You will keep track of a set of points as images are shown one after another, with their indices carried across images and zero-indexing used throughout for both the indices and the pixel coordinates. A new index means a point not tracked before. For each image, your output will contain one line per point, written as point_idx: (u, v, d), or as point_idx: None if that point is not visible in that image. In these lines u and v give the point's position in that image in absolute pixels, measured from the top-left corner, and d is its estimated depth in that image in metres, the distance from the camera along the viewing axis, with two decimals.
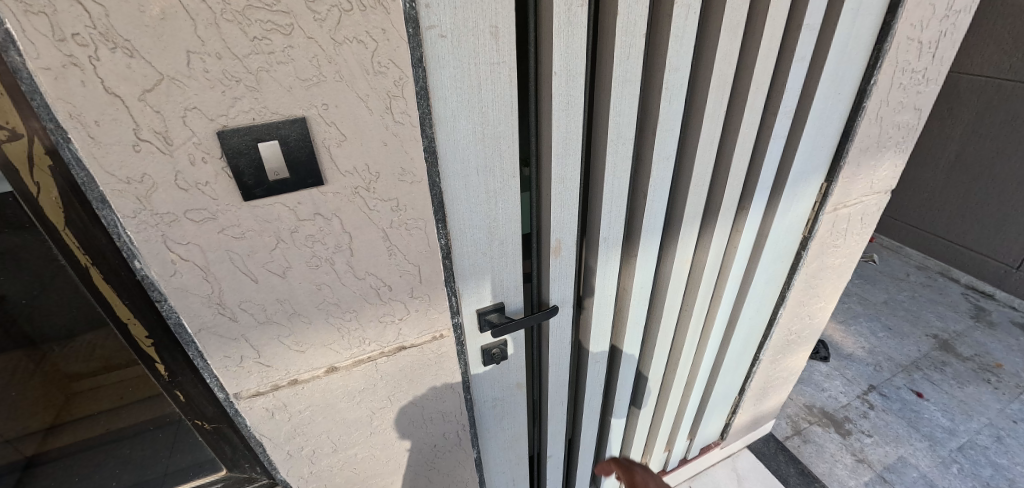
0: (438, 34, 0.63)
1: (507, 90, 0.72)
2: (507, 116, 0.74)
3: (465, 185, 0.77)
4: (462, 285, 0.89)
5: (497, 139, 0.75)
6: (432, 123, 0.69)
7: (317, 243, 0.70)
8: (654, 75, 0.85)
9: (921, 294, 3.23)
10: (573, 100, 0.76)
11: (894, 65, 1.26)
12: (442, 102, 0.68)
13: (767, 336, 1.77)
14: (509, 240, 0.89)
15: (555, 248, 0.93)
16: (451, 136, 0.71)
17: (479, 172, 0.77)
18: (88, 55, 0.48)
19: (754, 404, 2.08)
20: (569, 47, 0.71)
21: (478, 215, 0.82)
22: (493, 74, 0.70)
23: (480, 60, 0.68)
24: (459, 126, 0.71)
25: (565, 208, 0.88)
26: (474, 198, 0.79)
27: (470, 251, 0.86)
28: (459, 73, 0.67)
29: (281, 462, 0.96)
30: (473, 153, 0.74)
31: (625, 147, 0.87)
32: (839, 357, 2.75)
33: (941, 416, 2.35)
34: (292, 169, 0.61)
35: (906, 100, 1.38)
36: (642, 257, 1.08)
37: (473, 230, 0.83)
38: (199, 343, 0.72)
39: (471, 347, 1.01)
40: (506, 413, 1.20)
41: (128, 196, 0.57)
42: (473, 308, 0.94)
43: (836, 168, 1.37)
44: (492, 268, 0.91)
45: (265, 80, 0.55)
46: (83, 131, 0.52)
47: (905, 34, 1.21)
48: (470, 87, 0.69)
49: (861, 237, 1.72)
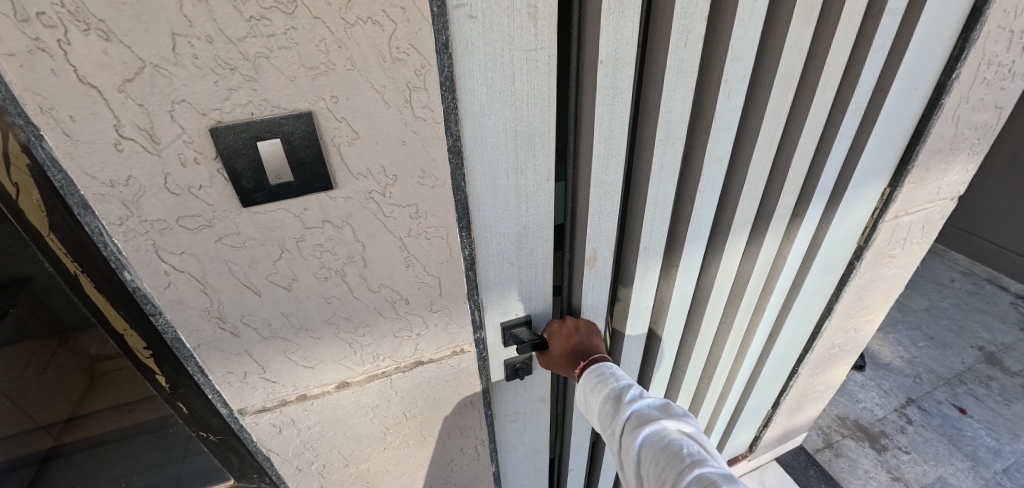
0: (467, 15, 0.53)
1: (545, 80, 0.61)
2: (544, 111, 0.64)
3: (493, 189, 0.67)
4: (487, 299, 0.80)
5: (531, 138, 0.65)
6: (458, 119, 0.59)
7: (327, 253, 0.62)
8: (713, 67, 0.74)
9: (967, 302, 3.00)
10: (619, 93, 0.65)
11: (980, 56, 1.10)
12: (470, 94, 0.58)
13: (807, 348, 1.64)
14: (539, 250, 0.79)
15: (591, 259, 0.83)
16: (479, 133, 0.61)
17: (509, 175, 0.67)
18: (57, 39, 0.41)
19: (786, 417, 1.95)
20: (618, 31, 0.60)
21: (507, 221, 0.72)
22: (529, 63, 0.59)
23: (514, 46, 0.57)
24: (487, 122, 0.61)
25: (603, 213, 0.78)
26: (503, 204, 0.70)
27: (497, 262, 0.77)
28: (490, 61, 0.57)
29: (290, 476, 0.91)
30: (503, 153, 0.65)
31: (674, 147, 0.76)
32: (876, 367, 2.57)
33: (986, 435, 2.18)
34: (297, 172, 0.53)
35: (987, 96, 1.22)
36: (684, 268, 0.98)
37: (500, 239, 0.74)
38: (199, 357, 0.66)
39: (493, 361, 0.92)
40: (528, 428, 1.12)
41: (113, 201, 0.50)
42: (497, 321, 0.85)
43: (903, 172, 1.23)
44: (520, 280, 0.82)
45: (265, 68, 0.47)
46: (58, 127, 0.45)
47: (997, 22, 1.05)
48: (502, 77, 0.59)
49: (919, 246, 1.56)
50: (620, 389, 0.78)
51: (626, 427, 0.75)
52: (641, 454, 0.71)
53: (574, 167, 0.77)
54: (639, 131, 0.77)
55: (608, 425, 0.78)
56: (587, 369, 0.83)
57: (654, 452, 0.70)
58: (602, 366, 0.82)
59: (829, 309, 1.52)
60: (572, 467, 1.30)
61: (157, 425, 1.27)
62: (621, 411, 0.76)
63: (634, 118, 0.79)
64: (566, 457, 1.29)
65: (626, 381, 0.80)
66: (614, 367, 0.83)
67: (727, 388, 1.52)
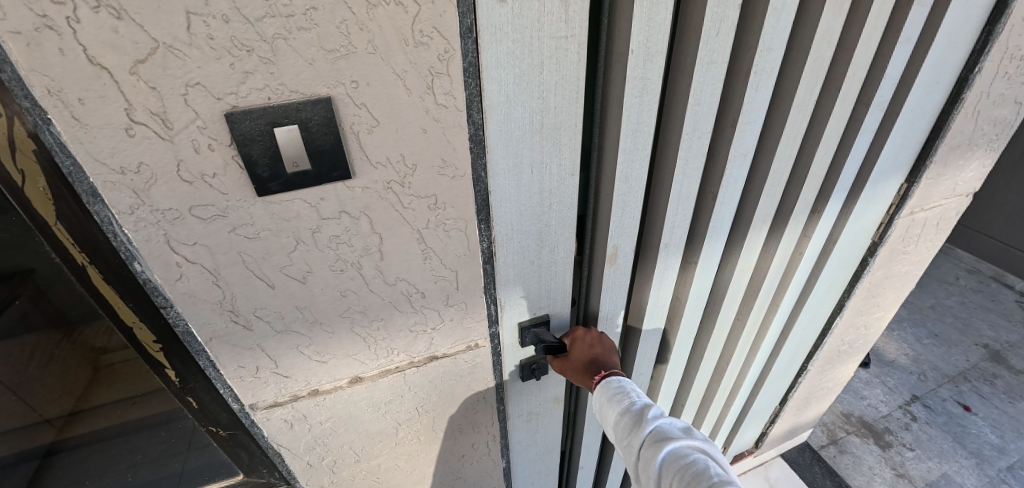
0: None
1: (574, 70, 0.59)
2: (572, 104, 0.61)
3: (516, 185, 0.65)
4: (505, 298, 0.78)
5: (558, 131, 0.63)
6: (482, 110, 0.56)
7: (343, 245, 0.60)
8: (740, 57, 0.71)
9: (972, 299, 2.98)
10: (648, 84, 0.63)
11: (1003, 50, 1.07)
12: (496, 84, 0.55)
13: (817, 345, 1.63)
14: (560, 248, 0.77)
15: (611, 256, 0.81)
16: (503, 126, 0.58)
17: (533, 170, 0.64)
18: (65, 16, 0.38)
19: (793, 414, 1.94)
20: (652, 18, 0.58)
21: (529, 219, 0.70)
22: (558, 51, 0.56)
23: (545, 33, 0.54)
24: (514, 114, 0.58)
25: (626, 210, 0.75)
26: (526, 201, 0.67)
27: (517, 261, 0.74)
28: (518, 48, 0.54)
29: (301, 471, 0.90)
30: (528, 147, 0.62)
31: (700, 141, 0.73)
32: (881, 364, 2.56)
33: (991, 433, 2.17)
34: (314, 160, 0.51)
35: (1008, 92, 1.19)
36: (703, 265, 0.96)
37: (522, 237, 0.71)
38: (210, 352, 0.64)
39: (508, 361, 0.90)
40: (540, 427, 1.10)
41: (124, 189, 0.48)
42: (514, 322, 0.83)
43: (920, 168, 1.21)
44: (539, 279, 0.79)
45: (282, 50, 0.45)
46: (66, 110, 0.42)
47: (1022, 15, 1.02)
48: (531, 66, 0.56)
49: (932, 243, 1.54)
50: (639, 404, 0.77)
51: (645, 443, 0.74)
52: (660, 472, 0.70)
53: (597, 161, 0.74)
54: (664, 125, 0.75)
55: (626, 442, 0.76)
56: (604, 380, 0.81)
57: (673, 471, 0.69)
58: (614, 381, 0.80)
59: (841, 307, 1.50)
60: (582, 465, 1.29)
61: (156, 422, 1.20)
62: (639, 425, 0.75)
63: (659, 111, 0.76)
64: (576, 455, 1.28)
65: (646, 400, 0.79)
66: (632, 385, 0.81)
67: (736, 385, 1.51)
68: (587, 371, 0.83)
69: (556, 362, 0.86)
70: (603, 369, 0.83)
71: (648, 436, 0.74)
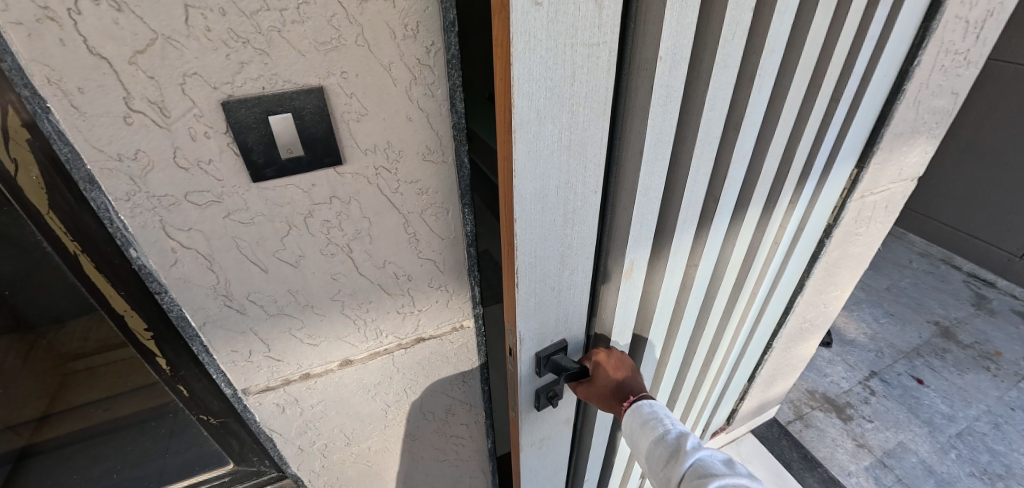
0: (533, 3, 0.46)
1: (603, 79, 0.56)
2: (599, 116, 0.59)
3: (541, 207, 0.62)
4: (526, 328, 0.75)
5: (585, 145, 0.60)
6: (512, 130, 0.53)
7: (334, 229, 0.63)
8: (746, 58, 0.73)
9: (923, 281, 3.15)
10: (671, 92, 0.62)
11: (940, 45, 1.18)
12: (527, 100, 0.52)
13: (782, 324, 1.72)
14: (580, 267, 0.75)
15: (627, 270, 0.79)
16: (532, 144, 0.55)
17: (559, 190, 0.62)
18: (67, 8, 0.40)
19: (761, 390, 2.05)
20: (679, 23, 0.57)
21: (553, 241, 0.67)
22: (591, 60, 0.54)
23: (578, 40, 0.51)
24: (543, 131, 0.55)
25: (645, 220, 0.75)
26: (551, 223, 0.65)
27: (539, 287, 0.72)
28: (551, 58, 0.51)
29: (292, 456, 0.92)
30: (556, 166, 0.59)
31: (709, 147, 0.75)
32: (842, 343, 2.71)
33: (941, 403, 2.34)
34: (308, 147, 0.54)
35: (945, 83, 1.31)
36: (704, 262, 0.99)
37: (544, 261, 0.69)
38: (204, 336, 0.66)
39: (523, 392, 0.85)
40: (550, 450, 1.05)
41: (120, 175, 0.50)
42: (532, 352, 0.80)
43: (868, 154, 1.30)
44: (559, 301, 0.77)
45: (278, 41, 0.48)
46: (66, 99, 0.44)
47: (954, 14, 1.13)
48: (563, 77, 0.53)
49: (883, 225, 1.66)
50: (675, 434, 0.80)
51: (685, 477, 0.76)
52: None
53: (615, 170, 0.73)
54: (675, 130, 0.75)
55: (666, 474, 0.79)
56: (633, 406, 0.83)
57: None
58: (647, 410, 0.82)
59: (802, 287, 1.60)
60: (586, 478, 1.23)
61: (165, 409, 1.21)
62: (678, 458, 0.78)
63: None
64: (581, 469, 1.22)
65: (685, 433, 0.81)
66: (668, 415, 0.84)
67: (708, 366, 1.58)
68: (615, 397, 0.83)
69: (582, 388, 0.84)
70: (631, 395, 0.83)
71: (687, 469, 0.76)
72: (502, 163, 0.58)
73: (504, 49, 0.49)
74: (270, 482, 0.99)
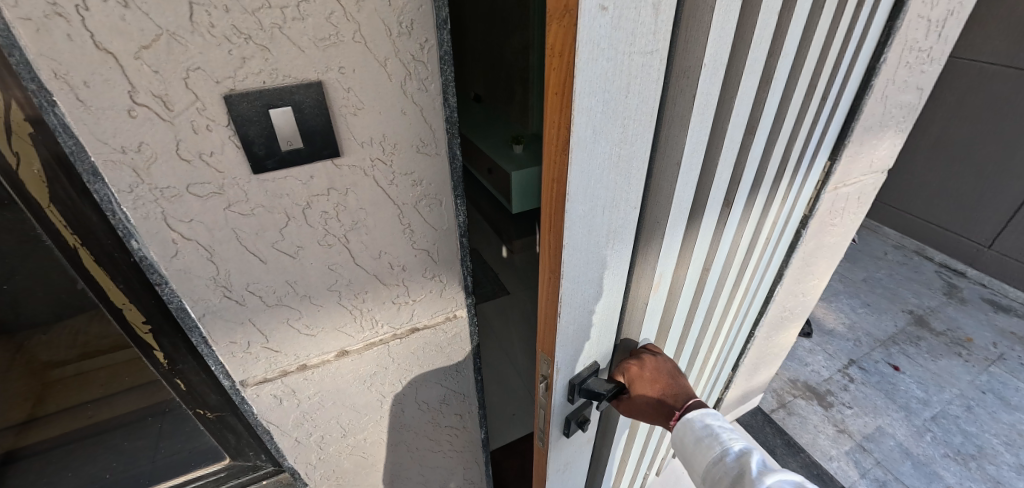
0: (599, 7, 0.40)
1: (654, 89, 0.51)
2: (647, 128, 0.54)
3: (588, 230, 0.56)
4: (562, 358, 0.69)
5: (632, 161, 0.55)
6: (569, 150, 0.47)
7: (332, 220, 0.65)
8: (769, 61, 0.66)
9: (898, 271, 3.23)
10: (710, 98, 0.57)
11: (904, 43, 1.24)
12: (586, 116, 0.46)
13: (763, 313, 1.77)
14: (614, 288, 0.70)
15: (655, 284, 0.74)
16: (586, 165, 0.50)
17: (605, 210, 0.56)
18: (75, 4, 0.42)
19: (745, 379, 2.11)
20: (721, 26, 0.51)
21: (595, 265, 0.61)
22: (646, 67, 0.48)
23: (636, 47, 0.46)
24: (598, 149, 0.49)
25: (675, 233, 0.69)
26: (596, 245, 0.59)
27: (578, 313, 0.65)
28: (611, 68, 0.45)
29: (289, 449, 0.94)
30: (604, 185, 0.54)
31: (731, 153, 0.69)
32: (822, 333, 2.79)
33: (917, 388, 2.43)
34: (307, 139, 0.56)
35: (910, 79, 1.37)
36: (713, 269, 0.90)
37: (586, 286, 0.63)
38: (204, 327, 0.68)
39: (554, 420, 0.78)
40: (570, 473, 0.97)
41: (124, 168, 0.51)
42: (565, 380, 0.73)
43: (841, 147, 1.36)
44: (593, 326, 0.71)
45: (279, 38, 0.50)
46: (72, 93, 0.46)
47: (916, 13, 1.20)
48: (620, 88, 0.47)
49: (856, 215, 1.73)
50: (737, 455, 0.72)
51: None
52: None
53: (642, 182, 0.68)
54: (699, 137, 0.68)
55: None
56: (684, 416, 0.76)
57: None
58: (702, 426, 0.75)
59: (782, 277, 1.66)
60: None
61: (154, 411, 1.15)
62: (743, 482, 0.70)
63: None
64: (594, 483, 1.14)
65: (751, 454, 0.72)
66: (730, 434, 0.75)
67: None
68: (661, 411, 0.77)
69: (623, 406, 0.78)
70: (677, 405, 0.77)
71: None
72: (549, 185, 0.52)
73: (564, 59, 0.42)
74: (266, 477, 1.00)
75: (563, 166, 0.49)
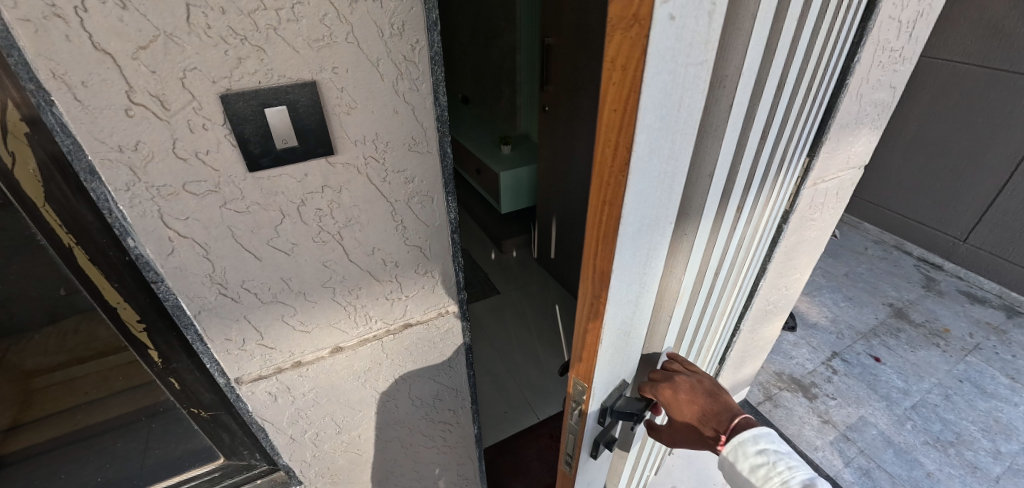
0: (667, 20, 0.41)
1: (700, 101, 0.53)
2: (690, 139, 0.55)
3: (634, 240, 0.57)
4: (600, 368, 0.70)
5: (676, 171, 0.56)
6: (627, 164, 0.48)
7: (326, 217, 0.66)
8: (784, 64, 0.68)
9: (878, 266, 3.32)
10: (739, 110, 0.60)
11: (876, 44, 1.29)
12: (645, 130, 0.47)
13: (748, 307, 1.82)
14: (648, 295, 0.71)
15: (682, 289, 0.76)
16: (640, 176, 0.51)
17: (650, 220, 0.58)
18: (73, 5, 0.43)
19: (731, 372, 2.16)
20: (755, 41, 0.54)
21: (635, 273, 0.63)
22: (697, 83, 0.50)
23: (691, 60, 0.47)
24: (651, 162, 0.51)
25: (701, 238, 0.72)
26: (639, 253, 0.60)
27: (617, 322, 0.67)
28: (670, 82, 0.46)
29: (284, 447, 0.94)
30: (652, 196, 0.55)
31: (748, 158, 0.73)
32: (806, 326, 2.86)
33: (897, 378, 2.50)
34: (301, 138, 0.58)
35: (883, 78, 1.43)
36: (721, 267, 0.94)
37: (627, 295, 0.64)
38: (199, 325, 0.68)
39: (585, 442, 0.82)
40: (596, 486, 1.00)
41: (121, 166, 0.52)
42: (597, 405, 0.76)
43: (819, 144, 1.40)
44: (627, 334, 0.72)
45: (274, 39, 0.51)
46: (70, 93, 0.47)
47: (888, 14, 1.24)
48: (674, 101, 0.48)
49: (835, 210, 1.79)
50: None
51: None
52: None
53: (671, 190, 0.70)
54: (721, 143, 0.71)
55: None
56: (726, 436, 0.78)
57: None
58: (758, 456, 0.76)
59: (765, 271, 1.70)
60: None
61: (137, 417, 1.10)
62: None
63: None
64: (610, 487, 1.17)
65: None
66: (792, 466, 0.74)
67: None
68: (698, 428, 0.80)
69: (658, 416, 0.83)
70: (720, 427, 0.79)
71: None
72: (603, 198, 0.53)
73: (631, 74, 0.43)
74: (261, 475, 1.00)
75: (620, 180, 0.50)
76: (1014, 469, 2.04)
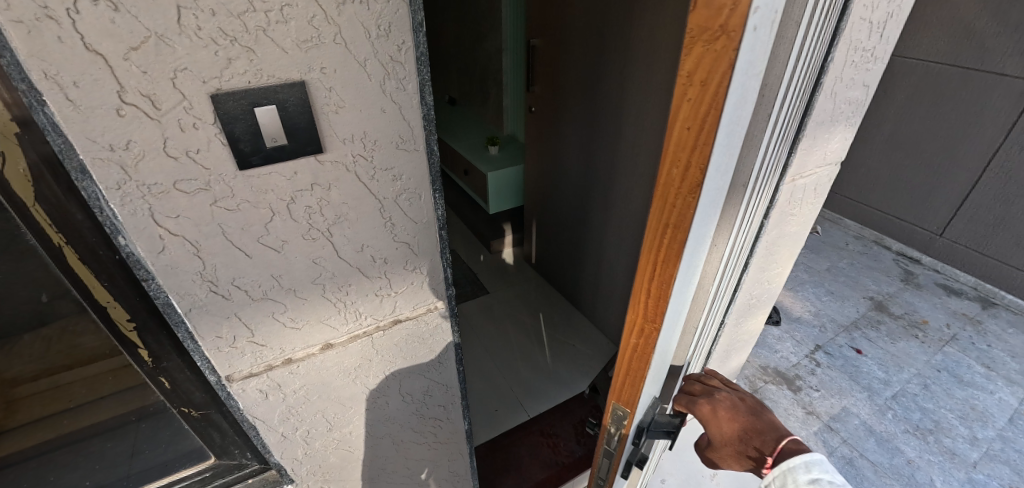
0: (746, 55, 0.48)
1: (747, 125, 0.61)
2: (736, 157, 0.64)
3: (693, 252, 0.66)
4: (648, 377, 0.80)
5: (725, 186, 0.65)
6: (699, 187, 0.56)
7: (315, 214, 0.68)
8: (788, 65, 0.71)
9: (859, 261, 3.41)
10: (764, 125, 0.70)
11: (849, 44, 1.34)
12: (716, 156, 0.55)
13: (732, 301, 1.86)
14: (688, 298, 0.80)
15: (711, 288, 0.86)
16: (705, 198, 0.59)
17: (704, 233, 0.66)
18: (66, 7, 0.44)
19: (718, 366, 2.20)
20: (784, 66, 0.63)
21: (686, 283, 0.72)
22: (749, 104, 0.57)
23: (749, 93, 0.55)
24: (713, 186, 0.59)
25: (728, 240, 0.82)
26: (691, 264, 0.69)
27: (668, 327, 0.76)
28: (736, 114, 0.54)
29: (275, 444, 0.95)
30: (708, 214, 0.64)
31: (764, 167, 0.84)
32: (790, 320, 2.93)
33: (878, 369, 2.57)
34: (290, 136, 0.59)
35: (856, 77, 1.48)
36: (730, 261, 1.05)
37: (679, 301, 0.73)
38: (190, 322, 0.69)
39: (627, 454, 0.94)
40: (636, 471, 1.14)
41: (112, 165, 0.53)
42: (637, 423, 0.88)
43: (797, 141, 1.45)
44: (670, 339, 0.81)
45: (263, 40, 0.53)
46: (61, 93, 0.48)
47: (859, 15, 1.30)
48: (736, 128, 0.56)
49: (814, 205, 1.84)
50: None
51: None
52: None
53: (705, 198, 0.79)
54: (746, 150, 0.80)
55: None
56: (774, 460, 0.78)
57: None
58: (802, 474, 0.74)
59: (749, 265, 1.74)
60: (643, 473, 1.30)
61: (105, 430, 1.03)
62: None
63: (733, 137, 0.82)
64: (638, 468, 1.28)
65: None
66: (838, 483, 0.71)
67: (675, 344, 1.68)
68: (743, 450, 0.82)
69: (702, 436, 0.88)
70: (764, 447, 0.79)
71: None
72: (670, 218, 0.60)
73: (711, 108, 0.51)
74: (251, 475, 1.01)
75: (690, 200, 0.57)
76: (990, 454, 2.11)
